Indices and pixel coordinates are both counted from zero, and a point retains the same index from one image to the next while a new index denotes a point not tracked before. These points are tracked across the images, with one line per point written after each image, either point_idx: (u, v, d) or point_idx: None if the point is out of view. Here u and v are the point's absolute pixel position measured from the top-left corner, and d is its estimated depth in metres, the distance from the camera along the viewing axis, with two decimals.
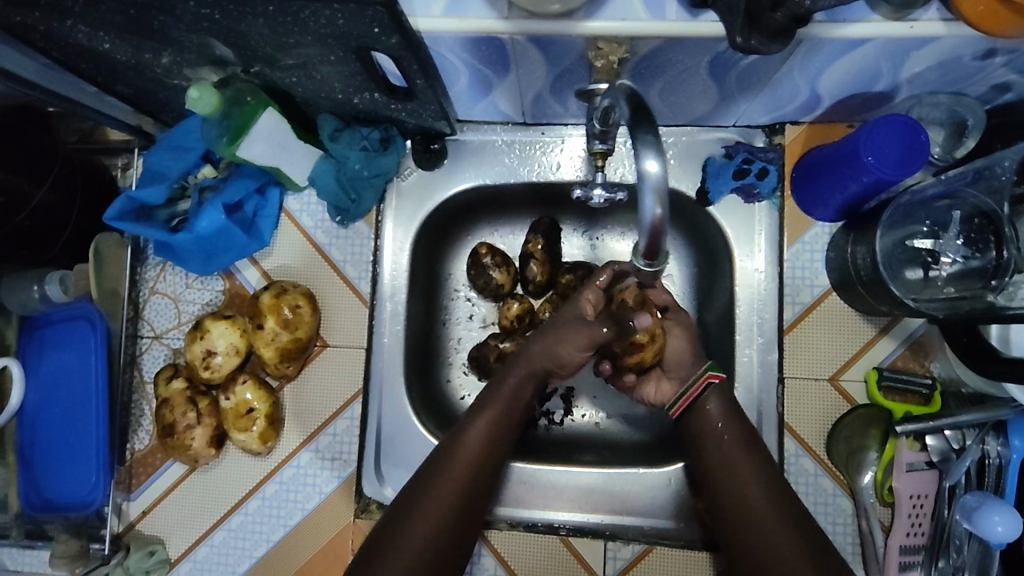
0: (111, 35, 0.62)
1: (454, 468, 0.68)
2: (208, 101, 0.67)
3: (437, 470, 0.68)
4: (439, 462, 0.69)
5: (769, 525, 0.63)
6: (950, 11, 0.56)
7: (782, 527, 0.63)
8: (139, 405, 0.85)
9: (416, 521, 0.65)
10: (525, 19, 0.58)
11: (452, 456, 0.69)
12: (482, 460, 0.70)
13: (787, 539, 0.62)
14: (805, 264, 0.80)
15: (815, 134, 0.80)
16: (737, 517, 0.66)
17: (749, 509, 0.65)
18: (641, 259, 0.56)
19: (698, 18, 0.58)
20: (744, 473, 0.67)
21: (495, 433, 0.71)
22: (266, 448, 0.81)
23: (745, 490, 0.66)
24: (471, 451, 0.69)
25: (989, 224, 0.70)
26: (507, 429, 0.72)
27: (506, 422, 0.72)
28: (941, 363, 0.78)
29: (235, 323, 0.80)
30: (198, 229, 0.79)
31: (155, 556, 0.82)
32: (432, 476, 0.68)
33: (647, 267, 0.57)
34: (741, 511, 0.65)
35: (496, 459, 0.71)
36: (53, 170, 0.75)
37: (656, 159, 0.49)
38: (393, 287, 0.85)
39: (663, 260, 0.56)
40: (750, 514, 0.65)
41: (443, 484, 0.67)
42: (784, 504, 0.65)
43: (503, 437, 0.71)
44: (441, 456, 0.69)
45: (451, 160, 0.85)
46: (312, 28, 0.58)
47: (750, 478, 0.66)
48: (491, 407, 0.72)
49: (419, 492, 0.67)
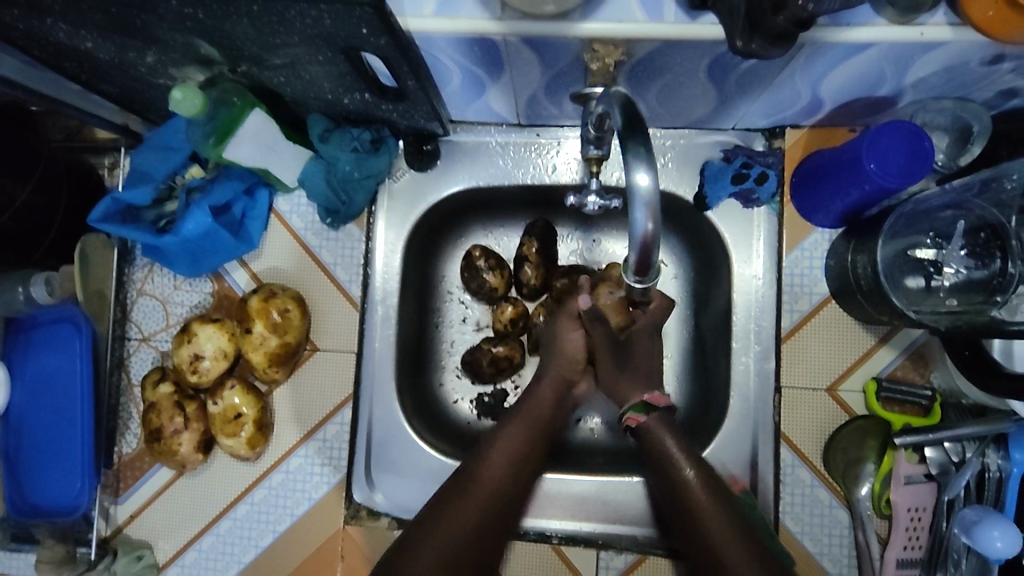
0: (93, 34, 0.60)
1: (467, 503, 0.66)
2: (193, 103, 0.66)
3: (449, 502, 0.67)
4: (453, 497, 0.67)
5: (738, 562, 0.60)
6: (958, 16, 0.54)
7: (736, 544, 0.61)
8: (127, 408, 0.84)
9: (423, 555, 0.62)
10: (518, 20, 0.57)
11: (464, 490, 0.67)
12: (502, 486, 0.69)
13: (743, 559, 0.60)
14: (805, 270, 0.79)
15: (816, 138, 0.79)
16: (694, 537, 0.64)
17: (722, 550, 0.61)
18: (631, 275, 0.53)
19: (697, 20, 0.56)
20: (708, 511, 0.64)
21: (514, 466, 0.70)
22: (254, 453, 0.80)
23: (699, 515, 0.64)
24: (486, 484, 0.68)
25: (995, 238, 0.69)
26: (533, 448, 0.72)
27: (528, 451, 0.72)
28: (941, 373, 0.76)
29: (223, 327, 0.78)
30: (185, 232, 0.76)
31: (143, 560, 0.81)
32: (441, 511, 0.66)
33: (637, 283, 0.54)
34: (698, 533, 0.63)
35: (520, 483, 0.70)
36: (38, 169, 0.74)
37: (648, 172, 0.46)
38: (384, 290, 0.84)
39: (654, 277, 0.54)
40: (719, 541, 0.62)
41: (454, 518, 0.65)
42: (741, 523, 0.63)
43: (524, 470, 0.71)
44: (454, 490, 0.68)
45: (444, 161, 0.84)
46: (299, 29, 0.57)
47: (713, 504, 0.64)
48: (512, 427, 0.73)
49: (443, 507, 0.67)
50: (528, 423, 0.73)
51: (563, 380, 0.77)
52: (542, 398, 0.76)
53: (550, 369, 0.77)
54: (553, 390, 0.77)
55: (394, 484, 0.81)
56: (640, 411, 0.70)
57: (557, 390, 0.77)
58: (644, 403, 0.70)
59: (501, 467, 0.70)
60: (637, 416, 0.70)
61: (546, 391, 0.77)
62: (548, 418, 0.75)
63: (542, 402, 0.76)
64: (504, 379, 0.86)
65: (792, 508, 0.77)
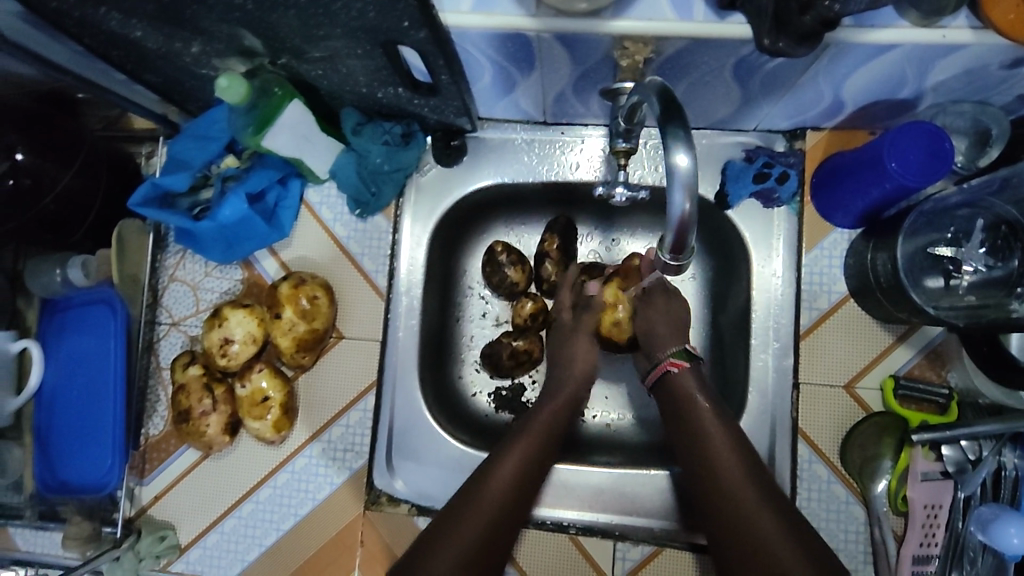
0: (143, 23, 0.62)
1: (488, 496, 0.69)
2: (237, 92, 0.68)
3: (471, 499, 0.69)
4: (478, 487, 0.70)
5: (781, 552, 0.60)
6: (980, 20, 0.56)
7: (778, 536, 0.61)
8: (155, 390, 0.86)
9: (443, 556, 0.64)
10: (553, 17, 0.59)
11: (479, 494, 0.69)
12: (521, 478, 0.71)
13: (785, 551, 0.60)
14: (824, 269, 0.80)
15: (837, 141, 0.80)
16: (726, 518, 0.65)
17: (758, 537, 0.62)
18: (665, 254, 0.54)
19: (725, 19, 0.58)
20: (742, 499, 0.65)
21: (521, 475, 0.71)
22: (279, 437, 0.81)
23: (730, 495, 0.66)
24: (496, 491, 0.69)
25: (1013, 234, 0.70)
26: (550, 445, 0.75)
27: (533, 463, 0.73)
28: (959, 372, 0.77)
29: (253, 312, 0.80)
30: (221, 218, 0.79)
31: (166, 541, 0.82)
32: (468, 499, 0.69)
33: (671, 262, 0.54)
34: (727, 521, 0.65)
35: (536, 478, 0.73)
36: (79, 155, 0.77)
37: (687, 153, 0.48)
38: (409, 282, 0.85)
39: (688, 256, 0.54)
40: (752, 524, 0.63)
41: (470, 522, 0.67)
42: (779, 508, 0.64)
43: (529, 481, 0.72)
44: (469, 495, 0.69)
45: (470, 157, 0.86)
46: (343, 21, 0.59)
47: (752, 496, 0.65)
48: (533, 426, 0.75)
49: (469, 496, 0.69)
50: (546, 423, 0.76)
51: (574, 398, 0.80)
52: (546, 413, 0.77)
53: (563, 391, 0.80)
54: (561, 405, 0.78)
55: (415, 472, 0.82)
56: (682, 357, 0.76)
57: (562, 407, 0.78)
58: (686, 351, 0.76)
59: (508, 477, 0.71)
60: (677, 362, 0.76)
61: (553, 407, 0.78)
62: (551, 432, 0.76)
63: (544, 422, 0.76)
64: (523, 373, 0.88)
65: (808, 503, 0.78)
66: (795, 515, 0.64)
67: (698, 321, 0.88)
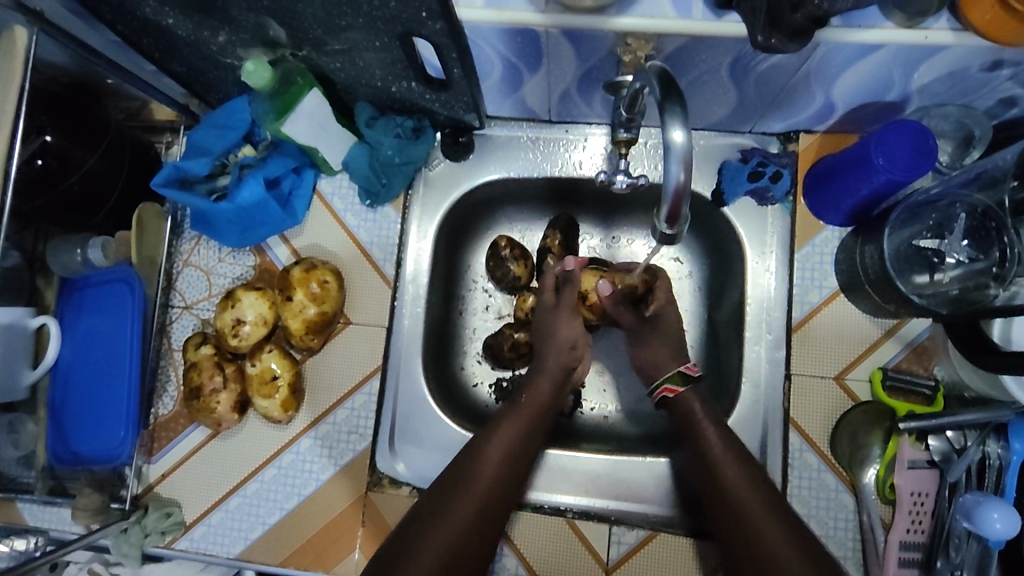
0: (177, 11, 0.66)
1: (484, 468, 0.71)
2: (262, 76, 0.73)
3: (467, 470, 0.71)
4: (473, 459, 0.72)
5: (782, 552, 0.62)
6: (960, 21, 0.60)
7: (782, 538, 0.63)
8: (166, 371, 0.88)
9: (439, 528, 0.66)
10: (561, 13, 0.63)
11: (473, 470, 0.71)
12: (517, 450, 0.73)
13: (786, 550, 0.62)
14: (815, 266, 0.83)
15: (827, 144, 0.84)
16: (730, 505, 0.67)
17: (761, 536, 0.64)
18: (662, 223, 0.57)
19: (722, 18, 0.62)
20: (747, 501, 0.66)
21: (512, 453, 0.73)
22: (286, 416, 0.84)
23: (730, 483, 0.68)
24: (493, 464, 0.71)
25: (989, 218, 0.75)
26: (542, 420, 0.77)
27: (524, 441, 0.75)
28: (945, 367, 0.80)
29: (265, 295, 0.83)
30: (239, 200, 0.82)
31: (171, 517, 0.84)
32: (466, 469, 0.71)
33: (667, 231, 0.58)
34: (738, 518, 0.66)
35: (529, 450, 0.75)
36: (105, 139, 0.81)
37: (682, 130, 0.51)
38: (415, 272, 0.89)
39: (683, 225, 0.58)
40: (753, 521, 0.65)
41: (467, 495, 0.69)
42: (770, 493, 0.67)
43: (519, 459, 0.73)
44: (461, 471, 0.71)
45: (477, 153, 0.89)
46: (365, 11, 0.62)
47: (747, 488, 0.67)
48: (526, 406, 0.77)
49: (467, 468, 0.71)
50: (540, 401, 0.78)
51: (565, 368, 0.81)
52: (539, 393, 0.78)
53: (550, 361, 0.81)
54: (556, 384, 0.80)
55: (418, 456, 0.85)
56: (677, 382, 0.77)
57: (555, 385, 0.80)
58: (682, 374, 0.77)
59: (500, 454, 0.72)
60: (674, 386, 0.77)
61: (546, 380, 0.80)
62: (543, 414, 0.78)
63: (535, 399, 0.78)
64: (523, 365, 0.90)
65: (800, 491, 0.80)
66: (784, 505, 0.67)
67: (695, 317, 0.92)
